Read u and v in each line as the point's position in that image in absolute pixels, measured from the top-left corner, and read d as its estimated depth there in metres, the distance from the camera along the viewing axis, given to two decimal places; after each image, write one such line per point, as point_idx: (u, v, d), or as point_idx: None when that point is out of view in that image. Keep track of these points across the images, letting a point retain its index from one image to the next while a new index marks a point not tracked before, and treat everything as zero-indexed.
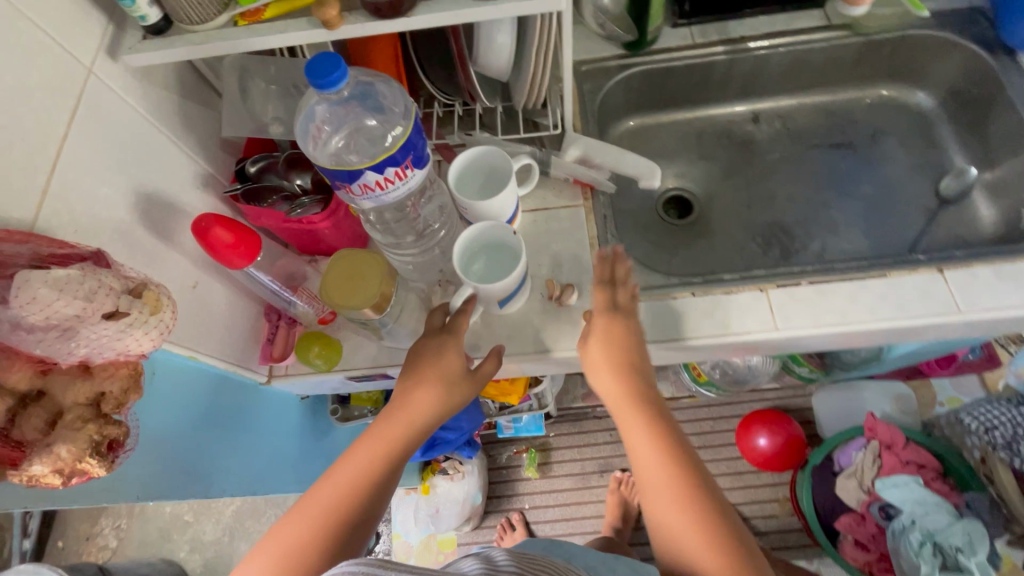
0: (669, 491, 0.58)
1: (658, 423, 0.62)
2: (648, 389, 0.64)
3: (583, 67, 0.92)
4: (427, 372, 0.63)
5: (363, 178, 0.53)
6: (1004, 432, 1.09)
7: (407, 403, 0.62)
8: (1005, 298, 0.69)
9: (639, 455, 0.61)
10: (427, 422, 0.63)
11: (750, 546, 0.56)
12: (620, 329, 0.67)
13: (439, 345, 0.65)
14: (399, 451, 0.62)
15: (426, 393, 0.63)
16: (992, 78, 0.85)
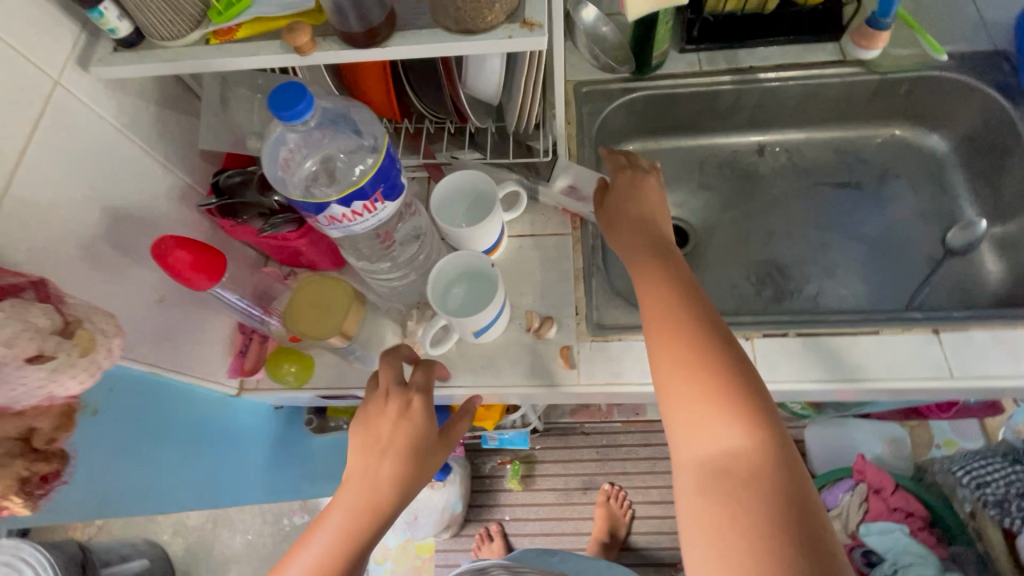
0: (685, 345, 0.53)
1: (679, 280, 0.59)
2: (671, 253, 0.63)
3: (584, 88, 0.90)
4: (384, 437, 0.62)
5: (329, 211, 0.52)
6: (996, 490, 1.04)
7: (370, 466, 0.61)
8: (1002, 367, 0.66)
9: (652, 308, 0.57)
10: (398, 484, 0.62)
11: (778, 429, 0.49)
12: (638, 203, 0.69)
13: (388, 407, 0.62)
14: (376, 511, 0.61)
15: (388, 456, 0.61)
16: (1011, 128, 0.81)
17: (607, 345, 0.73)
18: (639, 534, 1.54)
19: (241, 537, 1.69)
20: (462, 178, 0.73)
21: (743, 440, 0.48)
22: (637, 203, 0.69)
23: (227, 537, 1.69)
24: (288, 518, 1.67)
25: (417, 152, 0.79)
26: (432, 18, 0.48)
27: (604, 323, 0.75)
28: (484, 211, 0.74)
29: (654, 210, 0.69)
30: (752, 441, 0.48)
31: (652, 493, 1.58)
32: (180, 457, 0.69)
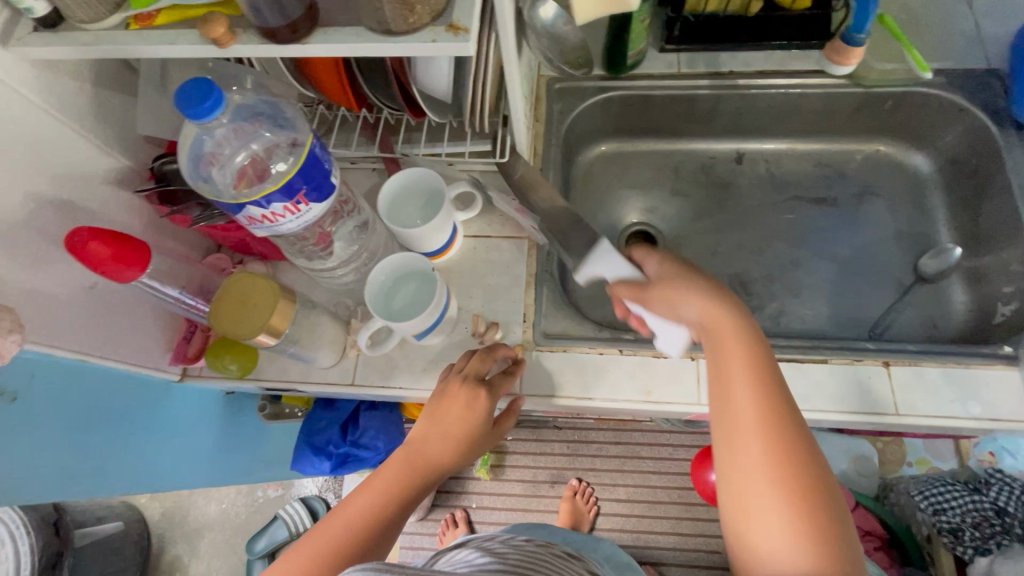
0: (773, 454, 0.48)
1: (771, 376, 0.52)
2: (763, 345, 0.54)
3: (556, 85, 0.86)
4: (453, 422, 0.63)
5: (247, 211, 0.50)
6: (952, 518, 1.03)
7: (430, 446, 0.63)
8: (949, 406, 0.64)
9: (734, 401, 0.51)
10: (443, 465, 0.64)
11: (843, 535, 0.46)
12: (707, 279, 0.57)
13: (465, 400, 0.63)
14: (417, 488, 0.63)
15: (452, 440, 0.63)
16: (995, 153, 0.78)
17: (551, 355, 0.72)
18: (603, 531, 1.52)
19: (216, 506, 1.71)
20: (407, 176, 0.71)
21: (817, 557, 0.44)
22: (704, 282, 0.56)
23: (202, 505, 1.71)
24: (261, 491, 1.68)
25: (375, 144, 0.77)
26: (357, 17, 0.46)
27: (551, 332, 0.74)
28: (432, 210, 0.72)
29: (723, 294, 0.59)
30: (826, 557, 0.44)
31: (619, 491, 1.56)
32: (117, 444, 0.71)
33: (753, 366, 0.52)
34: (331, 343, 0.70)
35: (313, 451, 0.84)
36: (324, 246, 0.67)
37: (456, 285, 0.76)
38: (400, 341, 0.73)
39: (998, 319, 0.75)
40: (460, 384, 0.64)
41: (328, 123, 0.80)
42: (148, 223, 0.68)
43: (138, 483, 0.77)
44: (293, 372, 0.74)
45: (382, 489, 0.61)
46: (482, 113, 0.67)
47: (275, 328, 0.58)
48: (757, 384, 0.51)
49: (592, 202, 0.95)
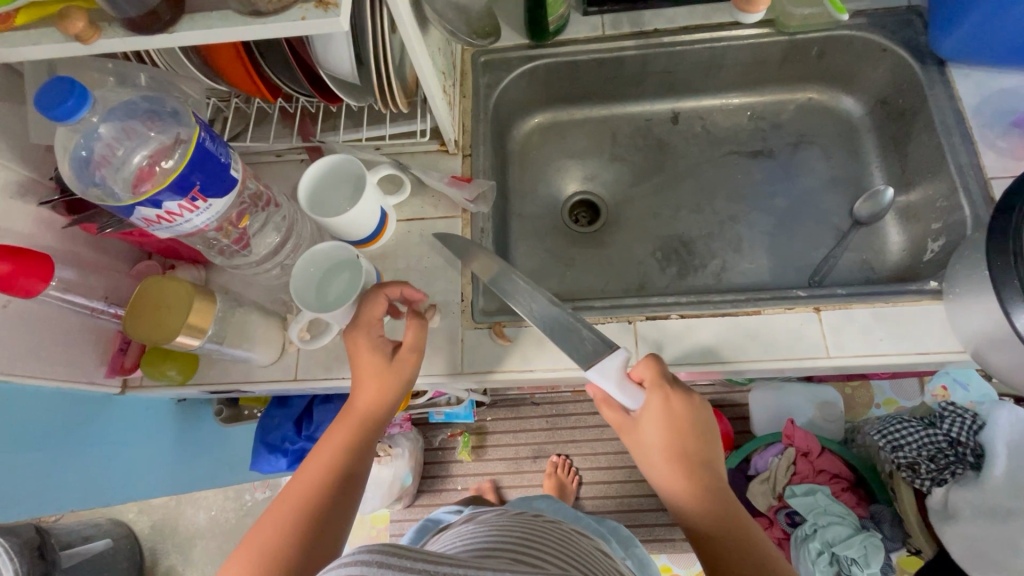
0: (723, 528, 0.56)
1: (716, 515, 0.57)
2: (718, 493, 0.58)
3: (482, 57, 0.85)
4: (360, 367, 0.62)
5: (139, 213, 0.49)
6: (908, 453, 1.05)
7: (351, 395, 0.63)
8: (879, 344, 0.65)
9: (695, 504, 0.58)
10: (372, 408, 0.63)
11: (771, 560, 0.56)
12: (682, 431, 0.59)
13: (359, 346, 0.63)
14: (357, 439, 0.62)
15: (364, 380, 0.62)
16: (918, 91, 0.78)
17: (491, 332, 0.71)
18: (588, 500, 1.55)
19: (204, 514, 1.69)
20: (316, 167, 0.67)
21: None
22: (681, 434, 0.59)
23: (190, 514, 1.70)
24: (248, 494, 1.67)
25: (295, 134, 0.75)
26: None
27: (490, 309, 0.74)
28: (356, 193, 0.70)
29: (702, 428, 0.61)
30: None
31: (601, 459, 1.58)
32: (55, 458, 0.69)
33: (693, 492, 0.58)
34: (267, 341, 0.69)
35: (268, 450, 0.84)
36: (242, 246, 0.65)
37: (393, 270, 0.75)
38: (339, 332, 0.72)
39: (928, 255, 0.75)
40: (355, 331, 0.63)
41: (247, 117, 0.78)
42: (64, 235, 0.64)
43: (84, 501, 0.75)
44: (234, 373, 0.73)
45: (319, 451, 0.61)
46: (395, 92, 0.65)
47: (198, 326, 0.60)
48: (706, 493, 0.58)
49: (531, 175, 0.94)
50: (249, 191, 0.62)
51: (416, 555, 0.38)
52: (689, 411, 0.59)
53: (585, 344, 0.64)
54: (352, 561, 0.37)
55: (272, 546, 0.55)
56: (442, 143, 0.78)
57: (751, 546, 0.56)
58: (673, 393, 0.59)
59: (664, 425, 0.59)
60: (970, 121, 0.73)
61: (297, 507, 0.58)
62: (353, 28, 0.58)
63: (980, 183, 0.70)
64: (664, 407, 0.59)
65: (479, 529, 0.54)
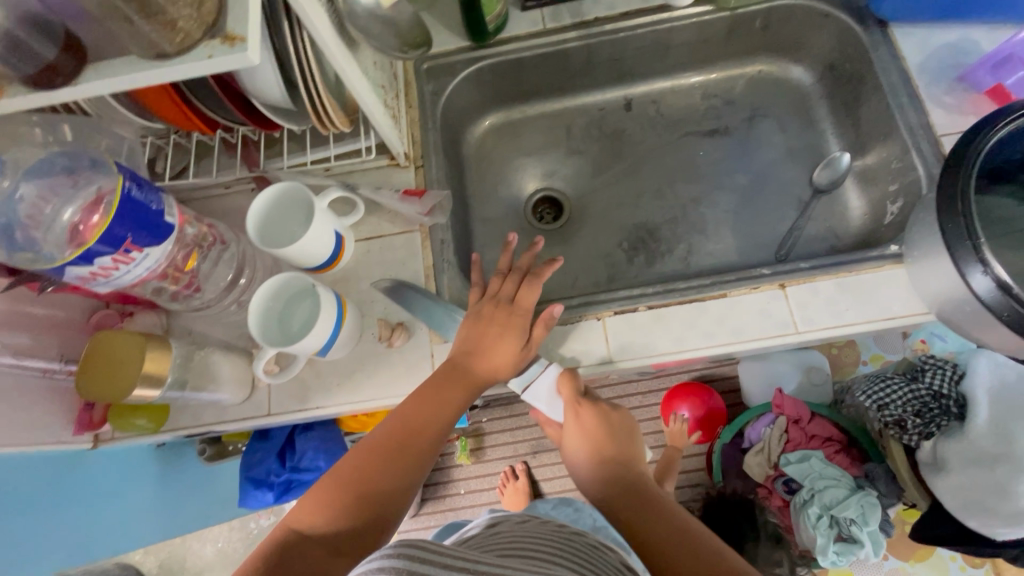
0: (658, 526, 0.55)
1: (633, 491, 0.60)
2: (634, 478, 0.62)
3: (424, 65, 0.83)
4: (498, 331, 0.65)
5: (72, 272, 0.47)
6: (894, 411, 1.07)
7: (483, 362, 0.64)
8: (845, 314, 0.65)
9: (629, 504, 0.58)
10: (494, 376, 0.64)
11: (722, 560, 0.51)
12: (604, 438, 0.65)
13: (503, 322, 0.66)
14: (466, 396, 0.63)
15: (500, 347, 0.65)
16: (863, 54, 0.77)
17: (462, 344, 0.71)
18: None
19: (211, 547, 1.67)
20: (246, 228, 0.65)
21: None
22: (600, 441, 0.64)
23: (197, 548, 1.67)
24: (253, 522, 1.65)
25: (240, 164, 0.74)
26: (126, 44, 0.42)
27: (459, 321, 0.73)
28: (303, 217, 0.68)
29: (623, 436, 0.66)
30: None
31: None
32: (18, 527, 0.66)
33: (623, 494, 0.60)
34: (235, 380, 0.68)
35: (254, 485, 0.84)
36: (193, 288, 0.63)
37: (356, 292, 0.74)
38: (307, 361, 0.71)
39: (888, 219, 0.76)
40: (499, 309, 0.67)
41: (188, 151, 0.76)
42: (6, 297, 0.62)
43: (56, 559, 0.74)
44: (205, 416, 0.71)
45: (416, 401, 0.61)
46: (332, 113, 0.63)
47: (155, 375, 0.59)
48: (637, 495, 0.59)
49: (490, 178, 0.93)
50: (190, 235, 0.61)
51: (434, 554, 0.40)
52: (604, 420, 0.66)
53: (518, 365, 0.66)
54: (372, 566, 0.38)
55: (356, 479, 0.54)
56: (392, 157, 0.76)
57: (681, 530, 0.54)
58: (585, 403, 0.66)
59: (584, 435, 0.65)
60: (916, 80, 0.73)
61: (382, 456, 0.56)
62: (278, 54, 0.57)
63: (931, 142, 0.70)
64: (577, 419, 0.65)
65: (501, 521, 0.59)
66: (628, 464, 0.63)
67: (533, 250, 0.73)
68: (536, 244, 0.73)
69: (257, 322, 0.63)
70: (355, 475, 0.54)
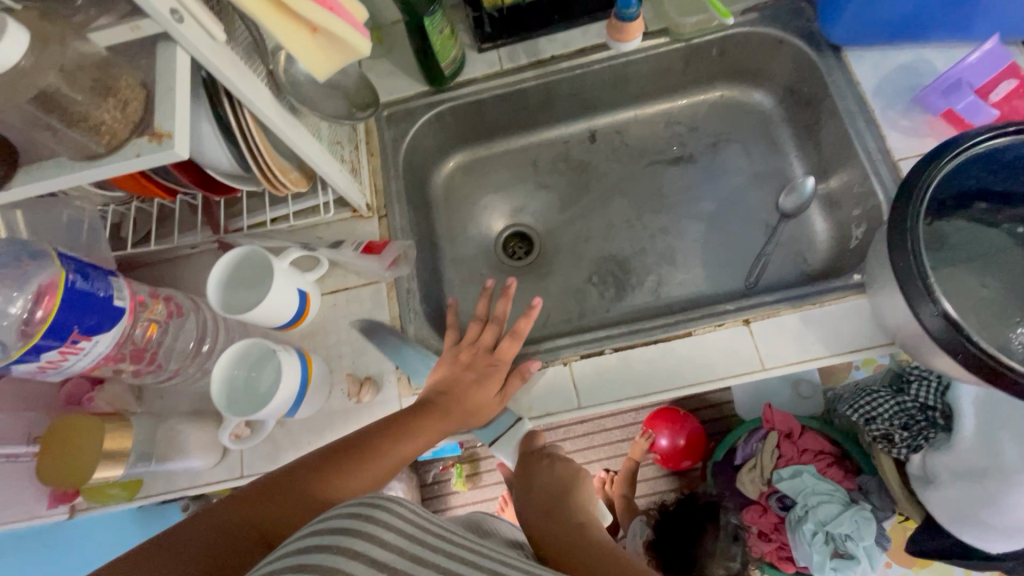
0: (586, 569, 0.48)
1: (566, 537, 0.52)
2: (569, 524, 0.53)
3: (384, 113, 0.83)
4: (474, 377, 0.66)
5: (20, 368, 0.48)
6: (882, 425, 1.06)
7: (463, 403, 0.64)
8: (812, 348, 0.65)
9: (560, 552, 0.51)
10: (462, 417, 0.63)
11: None
12: (548, 480, 0.59)
13: (481, 364, 0.67)
14: (425, 432, 0.61)
15: (472, 389, 0.65)
16: (819, 79, 0.77)
17: None
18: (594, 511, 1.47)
19: None
20: (207, 296, 0.65)
21: None
22: (544, 484, 0.59)
23: None
24: None
25: (202, 225, 0.74)
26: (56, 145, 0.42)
27: None
28: (258, 283, 0.67)
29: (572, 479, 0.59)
30: None
31: None
32: None
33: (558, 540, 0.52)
34: (204, 446, 0.67)
35: None
36: (155, 365, 0.63)
37: (325, 348, 0.74)
38: (278, 422, 0.70)
39: (853, 243, 0.75)
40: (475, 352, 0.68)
41: (151, 216, 0.76)
42: None
43: None
44: (179, 482, 0.71)
45: (368, 432, 0.59)
46: (283, 177, 0.63)
47: (117, 452, 0.59)
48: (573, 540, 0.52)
49: (459, 217, 0.93)
50: (143, 310, 0.61)
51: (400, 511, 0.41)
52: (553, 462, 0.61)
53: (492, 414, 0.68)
54: (353, 503, 0.41)
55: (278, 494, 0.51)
56: (354, 209, 0.77)
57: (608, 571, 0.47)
58: (544, 455, 0.62)
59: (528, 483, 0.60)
60: (872, 104, 0.73)
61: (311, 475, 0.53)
62: (222, 127, 0.57)
63: (889, 168, 0.70)
64: (528, 464, 0.62)
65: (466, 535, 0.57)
66: (573, 505, 0.56)
67: (508, 294, 0.73)
68: (509, 288, 0.73)
69: (221, 393, 0.64)
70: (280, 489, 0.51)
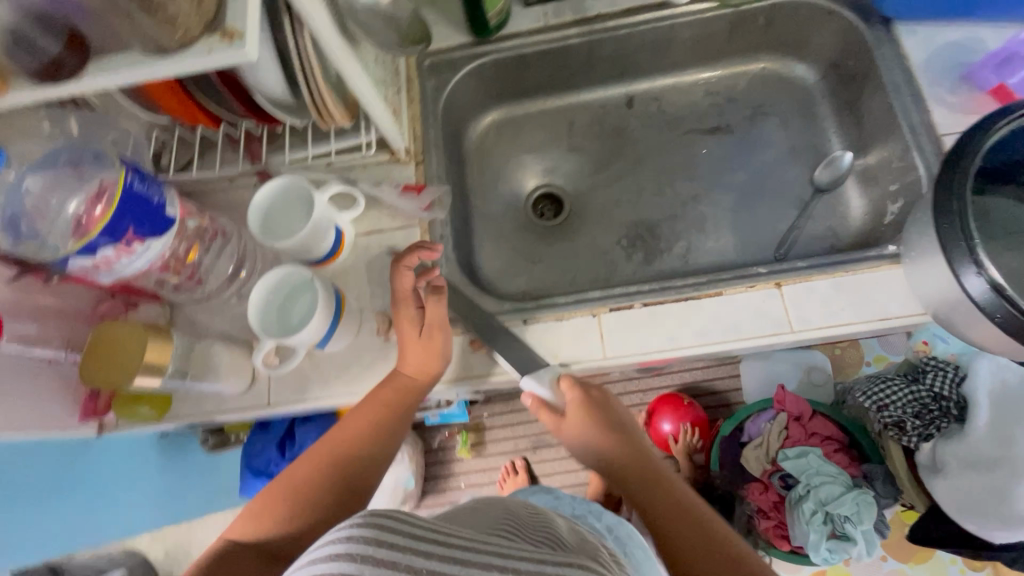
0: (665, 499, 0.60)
1: (637, 466, 0.65)
2: (635, 455, 0.66)
3: (426, 61, 0.83)
4: (406, 344, 0.65)
5: (76, 263, 0.49)
6: (894, 412, 1.05)
7: (405, 366, 0.65)
8: (841, 314, 0.65)
9: (638, 481, 0.63)
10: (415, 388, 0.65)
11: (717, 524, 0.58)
12: (606, 419, 0.68)
13: (406, 322, 0.66)
14: (400, 405, 0.64)
15: (407, 362, 0.65)
16: (867, 52, 0.77)
17: (460, 339, 0.71)
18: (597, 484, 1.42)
19: None
20: (250, 221, 0.66)
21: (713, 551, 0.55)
22: (602, 419, 0.67)
23: None
24: None
25: (243, 157, 0.75)
26: (129, 40, 0.43)
27: None
28: (298, 212, 0.69)
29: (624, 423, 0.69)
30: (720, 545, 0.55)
31: None
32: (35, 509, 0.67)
33: (630, 470, 0.64)
34: (236, 370, 0.69)
35: (255, 474, 0.86)
36: (195, 281, 0.66)
37: (356, 286, 0.75)
38: (306, 353, 0.72)
39: (888, 218, 0.75)
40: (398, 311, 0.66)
41: (193, 145, 0.77)
42: (18, 287, 0.62)
43: (59, 545, 0.74)
44: (208, 405, 0.72)
45: (353, 416, 0.63)
46: (332, 108, 0.64)
47: (156, 365, 0.60)
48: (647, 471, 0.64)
49: (491, 173, 0.94)
50: (191, 228, 0.62)
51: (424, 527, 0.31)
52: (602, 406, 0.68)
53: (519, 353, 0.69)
54: (350, 523, 0.30)
55: (302, 485, 0.57)
56: (392, 152, 0.77)
57: (684, 502, 0.61)
58: (592, 394, 0.69)
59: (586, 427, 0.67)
60: (919, 79, 0.72)
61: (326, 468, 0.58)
62: (278, 50, 0.57)
63: (932, 142, 0.70)
64: (582, 406, 0.67)
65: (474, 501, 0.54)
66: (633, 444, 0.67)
67: (422, 254, 0.67)
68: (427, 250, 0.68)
69: (256, 314, 0.65)
70: (306, 480, 0.57)
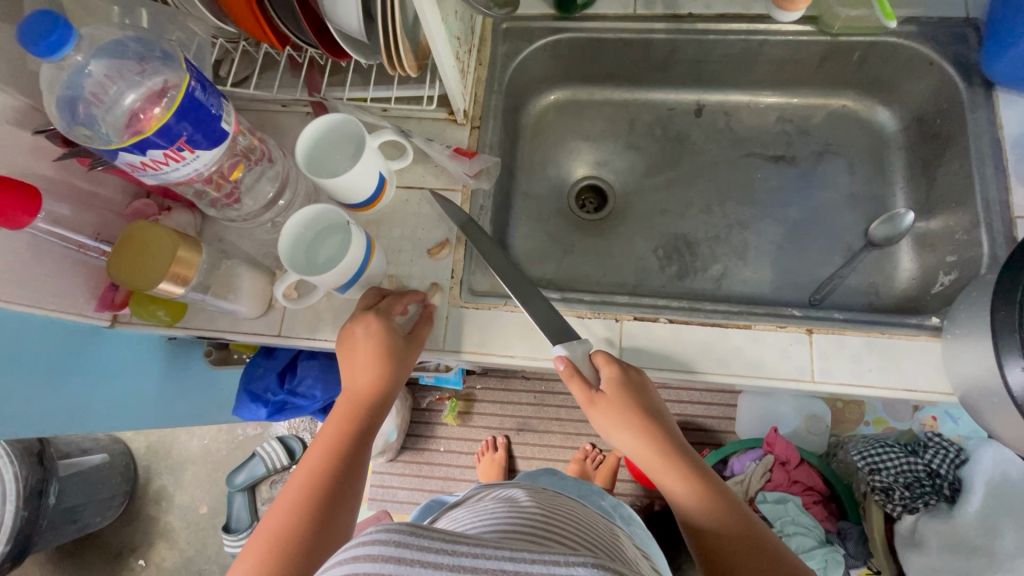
0: (708, 507, 0.59)
1: (674, 466, 0.61)
2: (672, 453, 0.62)
3: (504, 25, 0.81)
4: (363, 356, 0.63)
5: (124, 158, 0.49)
6: (884, 478, 1.03)
7: (360, 380, 0.63)
8: (866, 375, 0.64)
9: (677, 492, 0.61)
10: (376, 392, 0.64)
11: (764, 533, 0.58)
12: (643, 410, 0.63)
13: (360, 330, 0.63)
14: (363, 421, 0.63)
15: (367, 366, 0.63)
16: (959, 113, 0.73)
17: (476, 313, 0.70)
18: None
19: (198, 442, 1.56)
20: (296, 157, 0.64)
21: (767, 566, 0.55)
22: (640, 419, 0.62)
23: (185, 440, 1.57)
24: (240, 429, 1.54)
25: (302, 85, 0.74)
26: None
27: (478, 289, 0.73)
28: (347, 153, 0.68)
29: (657, 410, 0.65)
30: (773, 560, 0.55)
31: None
32: (36, 385, 0.68)
33: (672, 474, 0.61)
34: (254, 295, 0.69)
35: (249, 397, 0.87)
36: (232, 200, 0.66)
37: (386, 238, 0.74)
38: (325, 294, 0.72)
39: (937, 288, 0.73)
40: (354, 321, 0.64)
41: (254, 61, 0.75)
42: (61, 167, 0.62)
43: (62, 425, 0.75)
44: (221, 322, 0.73)
45: (320, 443, 0.61)
46: (403, 56, 0.62)
47: (181, 275, 0.60)
48: (687, 481, 0.61)
49: (542, 154, 0.92)
50: (241, 145, 0.62)
51: (443, 542, 0.31)
52: (642, 392, 0.63)
53: (535, 336, 0.69)
54: (379, 534, 0.31)
55: (286, 529, 0.55)
56: (451, 112, 0.76)
57: (726, 512, 0.59)
58: (629, 375, 0.63)
59: (625, 421, 0.62)
60: (1007, 153, 0.69)
61: (302, 512, 0.56)
62: None
63: (1004, 222, 0.66)
64: (622, 392, 0.62)
65: (512, 491, 0.55)
66: (672, 442, 0.63)
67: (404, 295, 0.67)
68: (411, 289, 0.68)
69: (287, 247, 0.64)
70: (290, 525, 0.56)
